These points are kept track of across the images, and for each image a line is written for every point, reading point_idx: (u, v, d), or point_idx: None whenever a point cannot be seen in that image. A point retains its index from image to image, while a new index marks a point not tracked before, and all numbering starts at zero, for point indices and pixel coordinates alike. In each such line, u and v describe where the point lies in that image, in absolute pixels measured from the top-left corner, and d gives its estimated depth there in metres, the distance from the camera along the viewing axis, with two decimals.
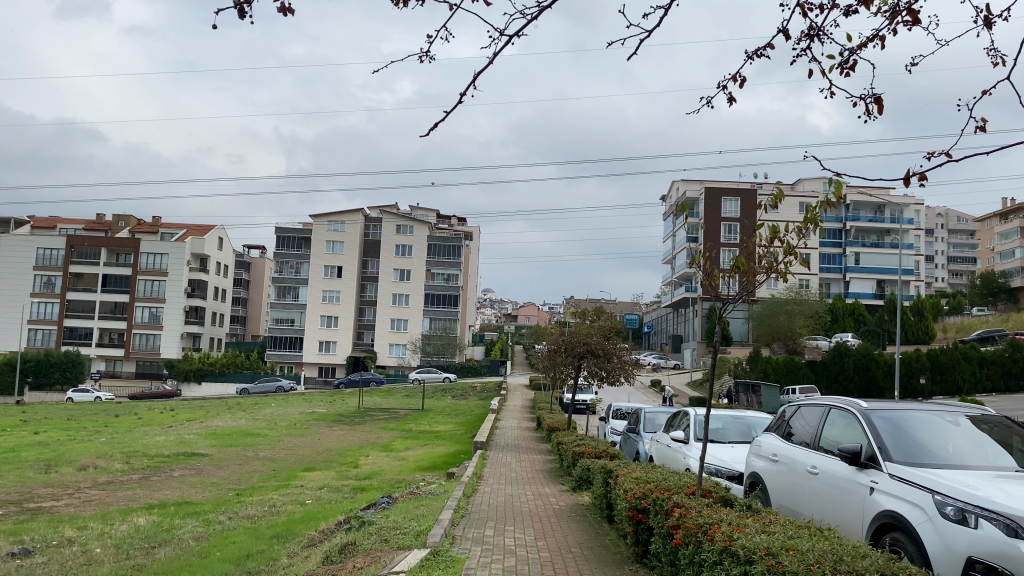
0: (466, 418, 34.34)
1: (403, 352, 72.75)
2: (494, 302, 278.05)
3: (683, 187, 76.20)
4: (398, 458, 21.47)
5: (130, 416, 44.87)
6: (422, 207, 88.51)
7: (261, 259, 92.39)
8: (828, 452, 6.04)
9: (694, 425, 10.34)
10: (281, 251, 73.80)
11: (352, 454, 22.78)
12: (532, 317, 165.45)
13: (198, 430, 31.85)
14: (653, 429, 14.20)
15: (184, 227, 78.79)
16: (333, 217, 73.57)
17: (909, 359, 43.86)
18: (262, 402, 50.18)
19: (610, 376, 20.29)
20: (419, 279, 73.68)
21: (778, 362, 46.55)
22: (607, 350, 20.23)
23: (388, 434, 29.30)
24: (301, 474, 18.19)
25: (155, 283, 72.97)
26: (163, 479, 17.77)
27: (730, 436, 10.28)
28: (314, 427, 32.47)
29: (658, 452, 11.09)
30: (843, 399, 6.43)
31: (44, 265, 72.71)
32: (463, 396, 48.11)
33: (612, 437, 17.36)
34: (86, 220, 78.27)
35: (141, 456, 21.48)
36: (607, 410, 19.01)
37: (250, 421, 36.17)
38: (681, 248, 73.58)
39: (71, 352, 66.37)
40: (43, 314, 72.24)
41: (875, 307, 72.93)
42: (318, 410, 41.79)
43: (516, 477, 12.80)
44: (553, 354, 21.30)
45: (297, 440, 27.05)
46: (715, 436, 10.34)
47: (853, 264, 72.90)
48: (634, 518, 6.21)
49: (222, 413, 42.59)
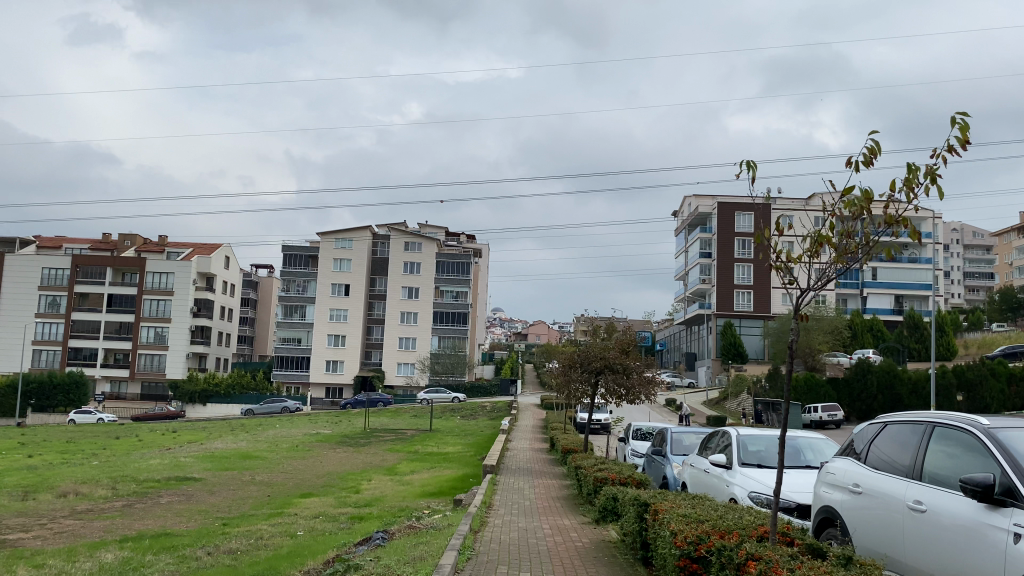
0: (475, 439, 32.92)
1: (411, 372, 71.29)
2: (505, 321, 276.23)
3: (696, 202, 74.93)
4: (403, 482, 20.07)
5: (130, 437, 43.71)
6: (430, 224, 87.61)
7: (268, 279, 91.46)
8: (941, 484, 4.68)
9: (736, 449, 8.99)
10: (289, 269, 72.70)
11: (353, 478, 21.40)
12: (542, 335, 163.87)
13: (196, 452, 30.50)
14: (682, 451, 12.80)
15: (190, 246, 77.90)
16: (341, 234, 72.60)
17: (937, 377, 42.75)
18: (267, 422, 48.93)
19: (630, 394, 18.94)
20: (428, 297, 72.53)
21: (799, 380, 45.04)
22: (626, 366, 18.91)
23: (394, 456, 27.87)
24: (296, 501, 16.82)
25: (161, 303, 72.03)
26: (148, 507, 16.43)
27: (782, 460, 8.93)
28: (317, 449, 31.07)
29: (692, 479, 9.73)
30: (952, 414, 5.06)
31: (49, 285, 71.76)
32: (472, 416, 46.67)
33: (633, 459, 15.97)
34: (92, 240, 77.49)
35: (129, 480, 20.14)
36: (626, 430, 17.70)
37: (251, 442, 34.85)
38: (694, 263, 72.14)
39: (75, 373, 65.36)
40: (47, 334, 71.27)
41: (894, 323, 71.36)
42: (322, 431, 40.40)
43: (530, 507, 11.37)
44: (567, 371, 19.82)
45: (297, 463, 25.72)
46: (760, 461, 8.95)
47: (869, 279, 71.39)
48: (688, 569, 4.91)
49: (224, 435, 41.29)
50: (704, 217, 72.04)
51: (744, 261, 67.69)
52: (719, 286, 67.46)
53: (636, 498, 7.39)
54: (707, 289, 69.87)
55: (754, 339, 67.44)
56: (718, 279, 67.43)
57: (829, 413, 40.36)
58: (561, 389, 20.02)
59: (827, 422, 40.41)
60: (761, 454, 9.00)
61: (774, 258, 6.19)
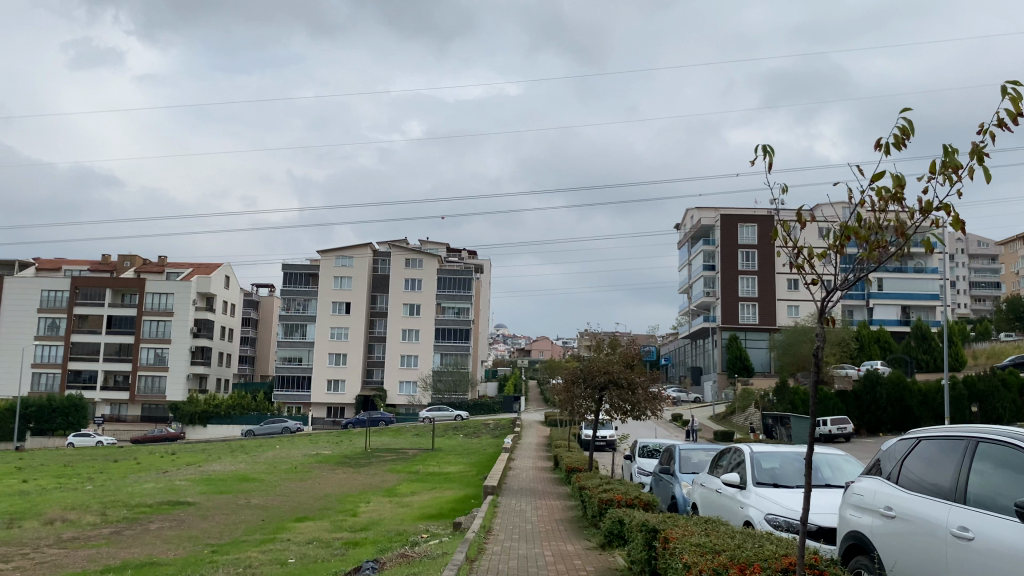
0: (478, 457, 32.29)
1: (413, 390, 70.57)
2: (508, 337, 275.42)
3: (699, 215, 74.57)
4: (402, 504, 19.48)
5: (129, 460, 43.12)
6: (431, 241, 87.24)
7: (270, 298, 91.00)
8: (990, 510, 4.13)
9: (750, 467, 8.44)
10: (289, 288, 72.25)
11: (352, 500, 20.80)
12: (545, 351, 163.10)
13: (194, 475, 29.89)
14: (692, 469, 12.25)
15: (190, 266, 77.49)
16: (342, 251, 72.19)
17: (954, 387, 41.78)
18: (267, 443, 48.26)
19: (635, 411, 18.37)
20: (429, 314, 71.94)
21: (806, 394, 44.39)
22: (631, 380, 18.35)
23: (394, 476, 27.23)
24: (291, 525, 16.24)
25: (161, 324, 71.58)
26: (137, 533, 15.84)
27: (799, 479, 8.35)
28: (316, 470, 30.40)
29: (703, 499, 9.18)
30: (996, 427, 4.51)
31: (49, 307, 71.35)
32: (475, 434, 46.04)
33: (640, 478, 15.39)
34: (92, 262, 77.10)
35: (120, 505, 19.55)
36: (632, 447, 17.10)
37: (251, 463, 34.23)
38: (697, 277, 71.58)
39: (74, 396, 64.77)
40: (48, 357, 70.77)
41: (900, 334, 70.68)
42: (323, 451, 39.78)
43: (531, 531, 10.80)
44: (570, 387, 19.19)
45: (295, 485, 25.10)
46: (776, 479, 8.37)
47: (875, 290, 70.89)
48: None
49: (224, 456, 40.66)
50: (707, 230, 71.59)
51: (749, 273, 67.21)
52: (723, 299, 66.91)
53: (643, 523, 6.86)
54: (711, 302, 69.26)
55: (760, 350, 66.88)
56: (722, 292, 66.88)
57: (838, 426, 39.67)
58: (564, 406, 19.41)
59: (836, 435, 39.69)
60: (776, 473, 8.42)
61: (791, 255, 5.57)
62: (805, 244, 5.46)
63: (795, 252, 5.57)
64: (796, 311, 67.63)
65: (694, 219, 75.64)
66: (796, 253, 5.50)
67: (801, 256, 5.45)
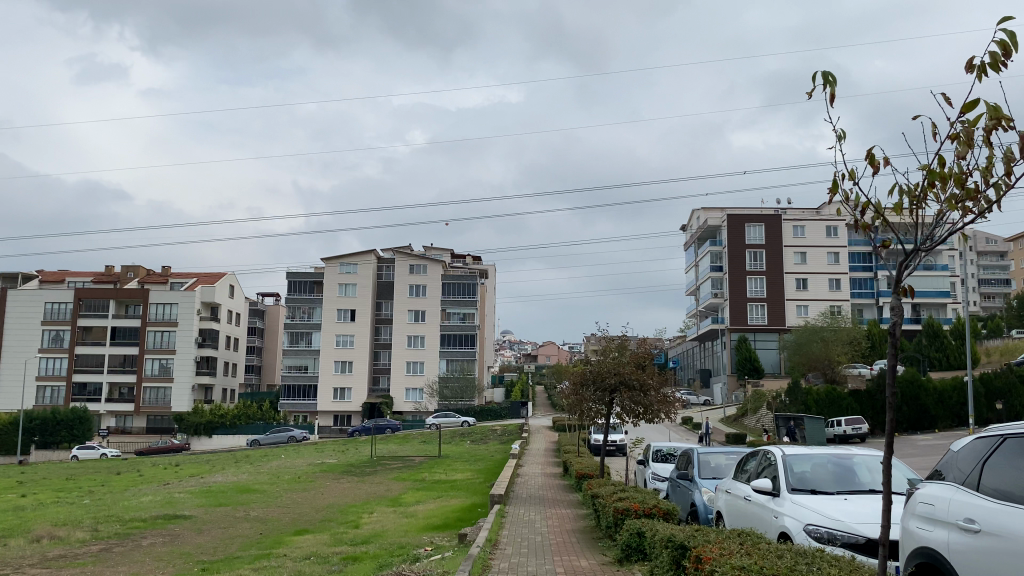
0: (485, 464, 31.49)
1: (420, 397, 69.72)
2: (514, 343, 274.40)
3: (705, 215, 73.84)
4: (406, 514, 18.70)
5: (131, 473, 42.37)
6: (436, 247, 86.70)
7: (275, 307, 90.40)
8: None
9: (782, 472, 7.61)
10: (293, 296, 71.65)
11: (355, 511, 20.05)
12: (552, 356, 162.01)
13: (194, 486, 29.18)
14: (712, 474, 11.49)
15: (194, 275, 76.92)
16: (346, 258, 71.63)
17: (987, 381, 40.88)
18: (272, 453, 47.48)
19: (649, 413, 17.56)
20: (435, 320, 71.22)
21: (820, 393, 43.55)
22: (643, 381, 17.58)
23: (400, 485, 26.46)
24: (289, 539, 15.48)
25: (165, 334, 71.03)
26: (127, 550, 15.06)
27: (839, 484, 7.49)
28: (319, 479, 29.63)
29: (730, 509, 8.35)
30: None
31: (52, 320, 70.83)
32: (483, 440, 45.24)
33: (654, 483, 14.63)
34: (95, 273, 76.59)
35: (114, 521, 18.78)
36: (645, 451, 16.33)
37: (253, 474, 33.51)
38: (704, 277, 70.70)
39: (78, 408, 64.19)
40: (51, 370, 70.17)
41: (912, 332, 69.77)
42: (327, 460, 38.97)
43: (542, 545, 9.98)
44: (578, 391, 18.39)
45: (298, 496, 24.32)
46: (813, 483, 7.54)
47: (885, 288, 69.89)
48: None
49: (227, 467, 39.96)
50: (713, 230, 70.75)
51: (757, 273, 66.46)
52: (732, 299, 66.01)
53: (667, 538, 6.10)
54: (719, 303, 68.22)
55: (770, 352, 65.76)
56: (730, 292, 66.01)
57: (854, 426, 38.73)
58: (572, 410, 18.59)
59: (852, 436, 38.75)
60: (813, 479, 7.56)
61: (852, 213, 4.83)
62: (867, 198, 4.73)
63: (858, 211, 4.85)
64: (805, 311, 66.53)
65: (700, 220, 74.85)
66: (855, 206, 4.77)
67: (863, 212, 4.69)
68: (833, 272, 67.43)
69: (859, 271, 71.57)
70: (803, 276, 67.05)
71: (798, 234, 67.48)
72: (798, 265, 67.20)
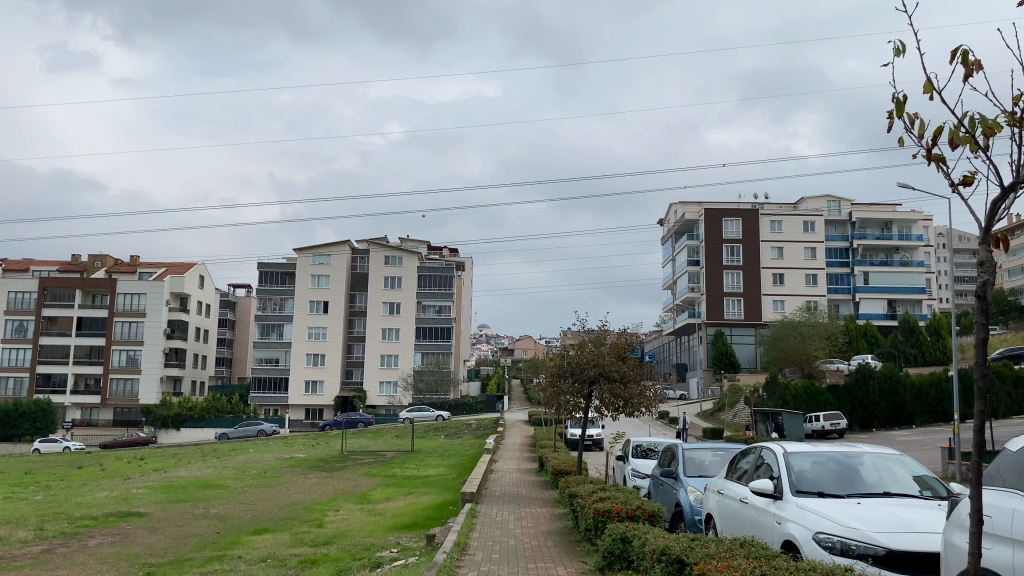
0: (459, 459, 30.63)
1: (394, 391, 68.73)
2: (492, 338, 273.63)
3: (682, 210, 73.51)
4: (374, 513, 17.78)
5: (93, 467, 40.97)
6: (413, 240, 85.67)
7: (247, 298, 88.85)
8: None
9: (784, 471, 6.83)
10: (265, 287, 70.32)
11: (320, 508, 19.12)
12: (528, 351, 161.65)
13: (155, 481, 27.98)
14: (698, 471, 10.72)
15: (163, 265, 75.14)
16: (319, 249, 70.35)
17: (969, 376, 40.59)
18: (241, 447, 46.22)
19: (628, 407, 16.80)
20: (410, 312, 70.21)
21: (798, 389, 43.31)
22: (623, 373, 16.84)
23: (369, 481, 25.54)
24: (246, 539, 14.50)
25: (133, 325, 69.32)
26: (71, 552, 13.98)
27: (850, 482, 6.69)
28: (286, 475, 28.58)
29: (723, 512, 7.53)
30: None
31: (16, 309, 68.72)
32: (457, 435, 44.32)
33: (634, 480, 13.85)
34: (61, 262, 74.60)
35: (61, 519, 17.67)
36: (624, 447, 15.55)
37: (218, 469, 32.38)
38: (681, 272, 70.25)
39: (41, 401, 62.40)
40: (14, 360, 68.09)
41: (888, 328, 69.97)
42: (297, 455, 37.91)
43: (516, 549, 9.15)
44: (555, 383, 17.55)
45: (262, 492, 23.31)
46: (819, 482, 6.75)
47: (861, 284, 69.98)
48: None
49: (193, 462, 38.71)
50: (691, 224, 70.34)
51: (733, 268, 66.15)
52: (709, 294, 65.58)
53: (663, 550, 5.27)
54: (696, 298, 67.86)
55: (746, 347, 65.45)
56: (707, 287, 65.63)
57: (832, 422, 38.43)
58: (549, 403, 17.76)
59: (830, 432, 38.43)
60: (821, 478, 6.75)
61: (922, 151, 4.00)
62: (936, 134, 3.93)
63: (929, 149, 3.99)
64: (782, 306, 66.11)
65: (677, 214, 74.54)
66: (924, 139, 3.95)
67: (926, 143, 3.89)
68: (809, 268, 67.34)
69: (836, 267, 71.59)
70: (779, 271, 66.74)
71: (775, 229, 67.29)
72: (775, 260, 66.92)
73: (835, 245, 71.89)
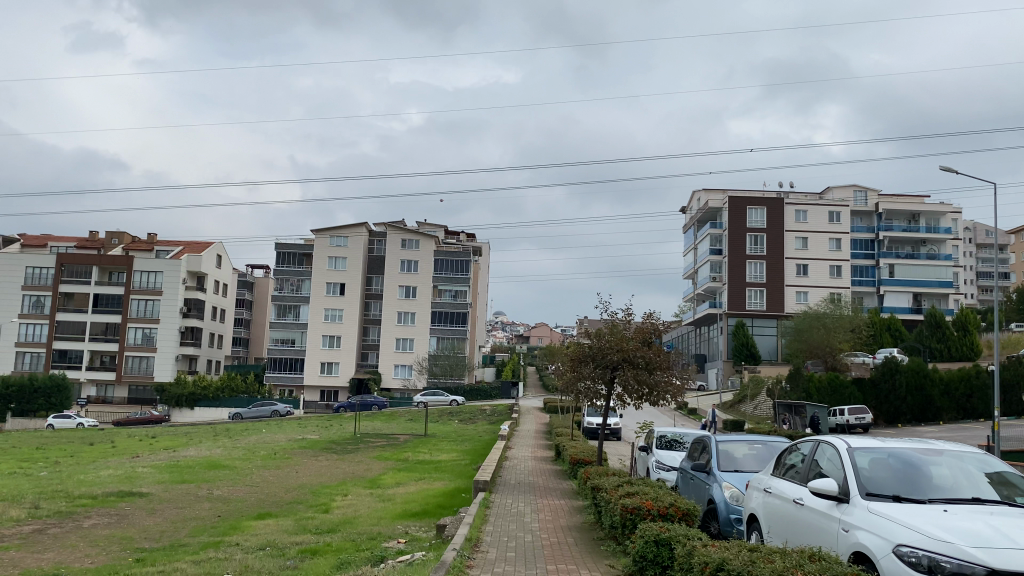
0: (473, 445, 29.85)
1: (408, 374, 68.18)
2: (508, 324, 273.23)
3: (705, 198, 72.14)
4: (384, 498, 17.05)
5: (105, 444, 40.57)
6: (431, 224, 84.87)
7: (264, 279, 88.44)
8: None
9: (851, 466, 5.87)
10: (282, 268, 69.80)
11: (328, 493, 18.39)
12: (544, 338, 160.83)
13: (163, 460, 27.37)
14: (732, 466, 9.82)
15: (180, 244, 74.77)
16: (336, 231, 69.73)
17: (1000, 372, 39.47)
18: (253, 427, 45.66)
19: (652, 395, 15.84)
20: (426, 296, 69.48)
21: (822, 381, 42.18)
22: (649, 359, 15.91)
23: (380, 465, 24.81)
24: (246, 525, 13.74)
25: (149, 303, 69.05)
26: (62, 533, 13.26)
27: (932, 481, 5.74)
28: (296, 457, 27.88)
29: (771, 514, 6.63)
30: None
31: (33, 285, 68.53)
32: (471, 420, 43.56)
33: (659, 474, 12.97)
34: (79, 238, 74.40)
35: (59, 497, 17.03)
36: (647, 438, 14.67)
37: (227, 449, 31.77)
38: (703, 261, 68.95)
39: (57, 376, 62.30)
40: (31, 336, 68.01)
41: (912, 322, 68.47)
42: (308, 437, 37.24)
43: (534, 547, 8.30)
44: (576, 368, 16.65)
45: (270, 474, 22.61)
46: (894, 481, 5.76)
47: (886, 277, 68.49)
48: None
49: (204, 441, 38.18)
50: (714, 212, 69.01)
51: (756, 257, 64.79)
52: (731, 284, 64.33)
53: (720, 563, 4.41)
54: (717, 288, 66.64)
55: (767, 339, 64.26)
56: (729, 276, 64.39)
57: (857, 416, 37.34)
58: (567, 390, 16.87)
59: (854, 426, 37.30)
60: (893, 471, 5.82)
61: None
62: None
63: None
64: (805, 298, 64.80)
65: (700, 202, 73.28)
66: None
67: None
68: (834, 259, 65.84)
69: (861, 259, 70.15)
70: (803, 262, 65.36)
71: (800, 218, 65.83)
72: (799, 250, 65.56)
73: (861, 236, 70.40)
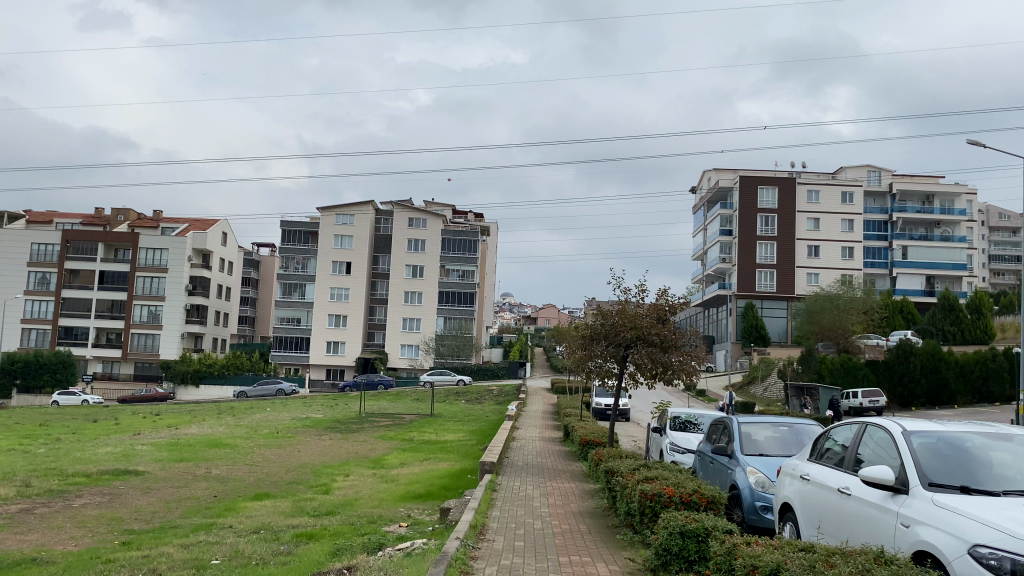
0: (479, 425, 29.30)
1: (415, 354, 67.72)
2: (515, 305, 273.13)
3: (716, 177, 71.13)
4: (388, 479, 16.46)
5: (109, 421, 40.17)
6: (438, 203, 84.06)
7: (270, 257, 87.93)
8: None
9: (911, 450, 5.14)
10: (287, 246, 69.14)
11: (329, 473, 17.82)
12: (552, 320, 160.45)
13: (164, 438, 26.90)
14: (755, 450, 9.18)
15: (186, 221, 74.16)
16: (342, 209, 68.94)
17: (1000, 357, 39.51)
18: (258, 406, 45.22)
19: (667, 375, 15.14)
20: (433, 276, 68.84)
21: (835, 363, 41.48)
22: (663, 337, 15.19)
23: (384, 444, 24.27)
24: (242, 506, 13.12)
25: (154, 280, 68.59)
26: (49, 513, 12.68)
27: (999, 466, 4.97)
28: (300, 436, 27.35)
29: (813, 502, 5.91)
30: None
31: (39, 261, 68.09)
32: (478, 400, 43.01)
33: (674, 456, 12.33)
34: (85, 215, 73.87)
35: (51, 475, 16.50)
36: (661, 419, 14.03)
37: (230, 427, 31.29)
38: (713, 241, 67.99)
39: (62, 353, 62.01)
40: (37, 313, 67.71)
41: (925, 305, 67.51)
42: (313, 415, 36.75)
43: (544, 535, 7.64)
44: (588, 346, 15.97)
45: (272, 453, 22.07)
46: (961, 463, 5.01)
47: (899, 259, 67.51)
48: None
49: (208, 419, 37.73)
50: (725, 192, 68.03)
51: (768, 239, 63.77)
52: (741, 265, 63.45)
53: (773, 570, 3.75)
54: (727, 269, 65.76)
55: (777, 321, 63.47)
56: (740, 257, 63.49)
57: (870, 399, 36.61)
58: (577, 369, 16.22)
59: (867, 409, 36.65)
60: (957, 451, 5.10)
61: None
62: None
63: None
64: (816, 280, 63.88)
65: (711, 182, 72.28)
66: None
67: None
68: (847, 240, 64.76)
69: (873, 240, 69.15)
70: (815, 243, 64.39)
71: (812, 199, 64.78)
72: (811, 231, 64.58)
73: (874, 217, 69.34)
